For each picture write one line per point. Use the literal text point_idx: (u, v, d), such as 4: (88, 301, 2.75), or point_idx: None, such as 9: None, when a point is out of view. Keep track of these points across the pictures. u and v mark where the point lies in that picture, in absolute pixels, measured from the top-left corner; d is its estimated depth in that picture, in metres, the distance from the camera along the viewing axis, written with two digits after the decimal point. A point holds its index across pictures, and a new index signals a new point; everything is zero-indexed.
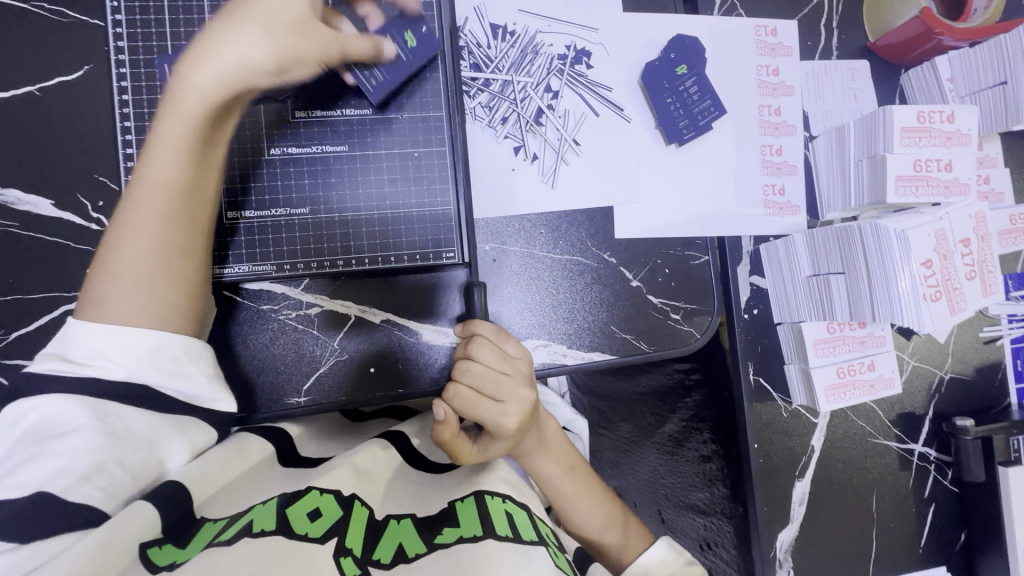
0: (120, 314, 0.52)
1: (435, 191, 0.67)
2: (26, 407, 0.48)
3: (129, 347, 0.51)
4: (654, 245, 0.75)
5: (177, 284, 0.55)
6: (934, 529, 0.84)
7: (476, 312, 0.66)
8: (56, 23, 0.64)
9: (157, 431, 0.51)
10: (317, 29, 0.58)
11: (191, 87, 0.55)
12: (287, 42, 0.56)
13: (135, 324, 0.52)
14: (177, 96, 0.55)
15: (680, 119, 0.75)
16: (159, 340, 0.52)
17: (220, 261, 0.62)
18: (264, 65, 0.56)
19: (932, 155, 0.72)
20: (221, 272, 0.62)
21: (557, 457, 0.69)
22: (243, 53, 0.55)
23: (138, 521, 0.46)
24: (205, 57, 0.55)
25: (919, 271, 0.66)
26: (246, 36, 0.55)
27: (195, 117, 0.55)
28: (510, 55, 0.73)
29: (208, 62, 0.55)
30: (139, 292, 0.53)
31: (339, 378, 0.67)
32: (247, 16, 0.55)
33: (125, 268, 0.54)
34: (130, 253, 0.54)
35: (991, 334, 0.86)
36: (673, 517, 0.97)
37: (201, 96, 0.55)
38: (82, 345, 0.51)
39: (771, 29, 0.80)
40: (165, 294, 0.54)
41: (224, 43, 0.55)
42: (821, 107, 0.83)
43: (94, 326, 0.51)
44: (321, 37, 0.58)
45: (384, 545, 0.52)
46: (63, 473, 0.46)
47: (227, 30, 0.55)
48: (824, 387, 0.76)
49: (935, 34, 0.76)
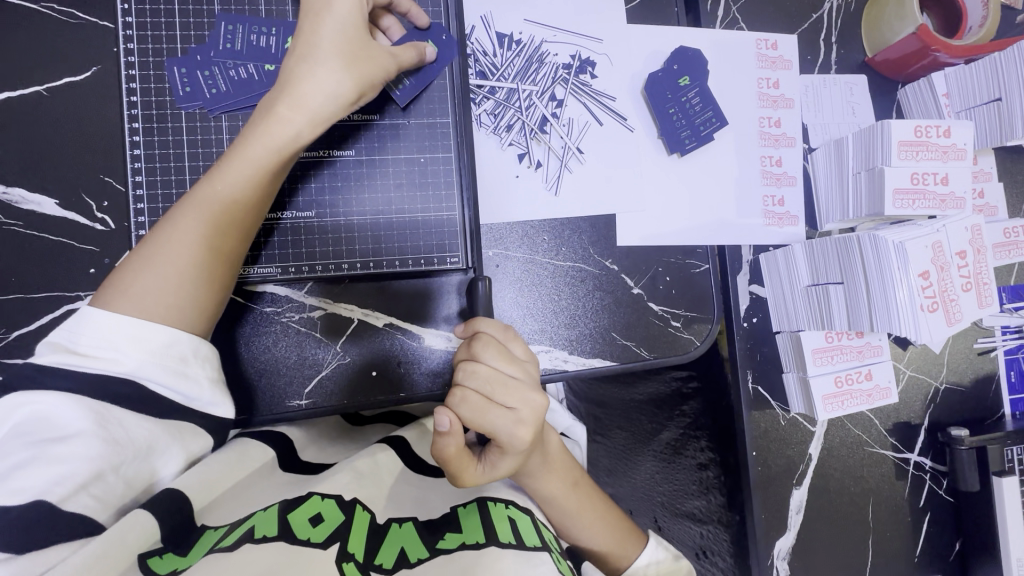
0: (147, 305, 0.52)
1: (441, 197, 0.68)
2: (21, 404, 0.47)
3: (141, 342, 0.51)
4: (655, 253, 0.76)
5: (210, 291, 0.55)
6: (928, 538, 0.85)
7: (478, 305, 0.64)
8: (66, 23, 0.64)
9: (157, 438, 0.51)
10: (380, 55, 0.58)
11: (279, 118, 0.56)
12: (364, 78, 0.57)
13: (156, 319, 0.52)
14: (265, 121, 0.56)
15: (682, 130, 0.77)
16: (174, 336, 0.52)
17: (250, 260, 0.63)
18: (346, 101, 0.57)
19: (929, 168, 0.73)
20: (252, 271, 0.63)
21: (562, 475, 0.67)
22: (330, 92, 0.56)
23: (135, 529, 0.46)
24: (299, 88, 0.56)
25: (916, 282, 0.68)
26: (331, 72, 0.55)
27: (263, 164, 0.56)
28: (516, 63, 0.74)
29: (300, 99, 0.55)
30: (165, 295, 0.53)
31: (340, 381, 0.67)
32: (331, 51, 0.56)
33: (166, 258, 0.54)
34: (173, 246, 0.54)
35: (986, 346, 0.87)
36: (669, 525, 0.96)
37: (275, 150, 0.56)
38: (91, 333, 0.51)
39: (772, 43, 0.81)
40: (196, 296, 0.54)
41: (310, 79, 0.55)
42: (820, 119, 0.84)
43: (111, 319, 0.51)
44: (383, 65, 0.58)
45: (386, 549, 0.52)
46: (63, 481, 0.46)
47: (312, 62, 0.56)
48: (822, 396, 0.76)
49: (932, 51, 0.78)
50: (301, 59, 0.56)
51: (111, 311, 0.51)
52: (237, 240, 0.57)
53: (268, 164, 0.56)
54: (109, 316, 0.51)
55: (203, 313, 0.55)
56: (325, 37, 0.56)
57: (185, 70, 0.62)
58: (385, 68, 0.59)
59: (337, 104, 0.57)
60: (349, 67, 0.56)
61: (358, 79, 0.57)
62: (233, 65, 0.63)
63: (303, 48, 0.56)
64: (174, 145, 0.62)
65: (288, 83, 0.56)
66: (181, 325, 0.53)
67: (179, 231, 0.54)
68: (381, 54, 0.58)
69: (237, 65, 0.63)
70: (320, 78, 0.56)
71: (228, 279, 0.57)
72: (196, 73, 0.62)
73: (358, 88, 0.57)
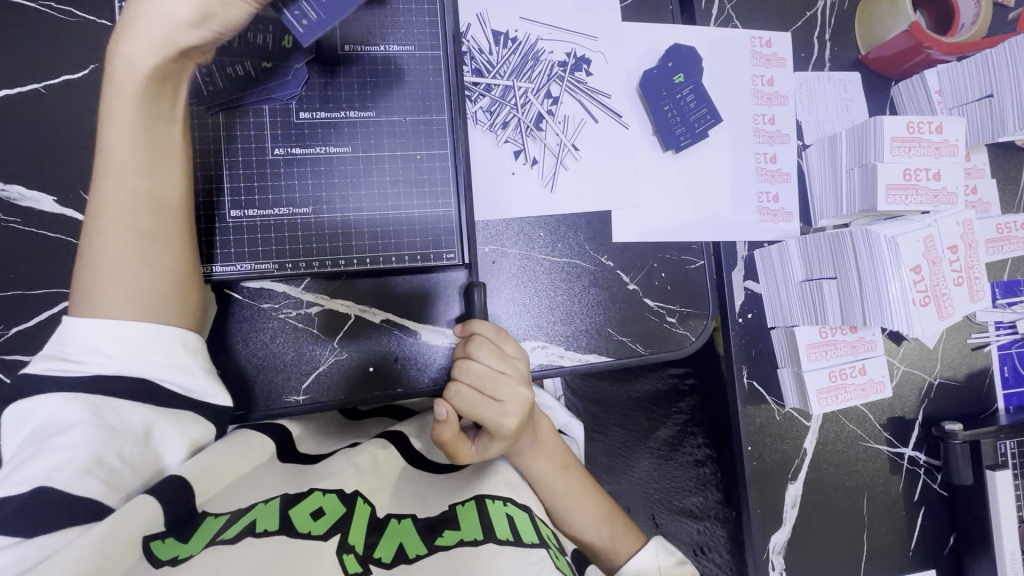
0: (115, 306, 0.53)
1: (437, 194, 0.68)
2: (26, 411, 0.48)
3: (122, 341, 0.52)
4: (651, 248, 0.76)
5: (174, 279, 0.56)
6: (924, 532, 0.86)
7: (476, 312, 0.67)
8: (64, 22, 0.65)
9: (154, 424, 0.52)
10: (302, 4, 0.57)
11: (166, 81, 0.55)
12: (220, 2, 0.53)
13: (130, 317, 0.53)
14: (155, 87, 0.55)
15: (677, 126, 0.77)
16: (152, 332, 0.53)
17: (209, 259, 0.63)
18: (219, 40, 0.55)
19: (921, 164, 0.73)
20: (214, 268, 0.63)
21: (551, 457, 0.69)
22: (195, 34, 0.53)
23: (138, 513, 0.46)
24: (144, 35, 0.53)
25: (907, 277, 0.69)
26: (236, 20, 0.54)
27: (149, 128, 0.55)
28: (512, 60, 0.74)
29: (197, 52, 0.55)
30: (125, 291, 0.53)
31: (337, 377, 0.68)
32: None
33: (124, 256, 0.54)
34: (128, 242, 0.54)
35: (980, 341, 0.88)
36: (666, 522, 0.98)
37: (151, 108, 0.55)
38: (77, 340, 0.51)
39: (766, 41, 0.82)
40: (159, 286, 0.55)
41: (213, 31, 0.55)
42: (814, 116, 0.85)
43: (84, 327, 0.52)
44: (306, 15, 0.57)
45: (386, 542, 0.52)
46: (64, 466, 0.46)
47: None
48: (817, 390, 0.77)
49: (924, 48, 0.78)
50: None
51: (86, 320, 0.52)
52: (188, 222, 0.57)
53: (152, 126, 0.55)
54: (81, 325, 0.52)
55: (175, 303, 0.56)
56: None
57: None
58: (309, 20, 0.57)
59: (240, 50, 0.56)
60: (257, 12, 0.55)
61: (271, 21, 0.56)
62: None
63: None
64: None
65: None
66: (156, 319, 0.54)
67: (128, 225, 0.55)
68: (301, 3, 0.57)
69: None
70: (224, 29, 0.55)
71: (190, 264, 0.57)
72: None
73: (212, 12, 0.53)
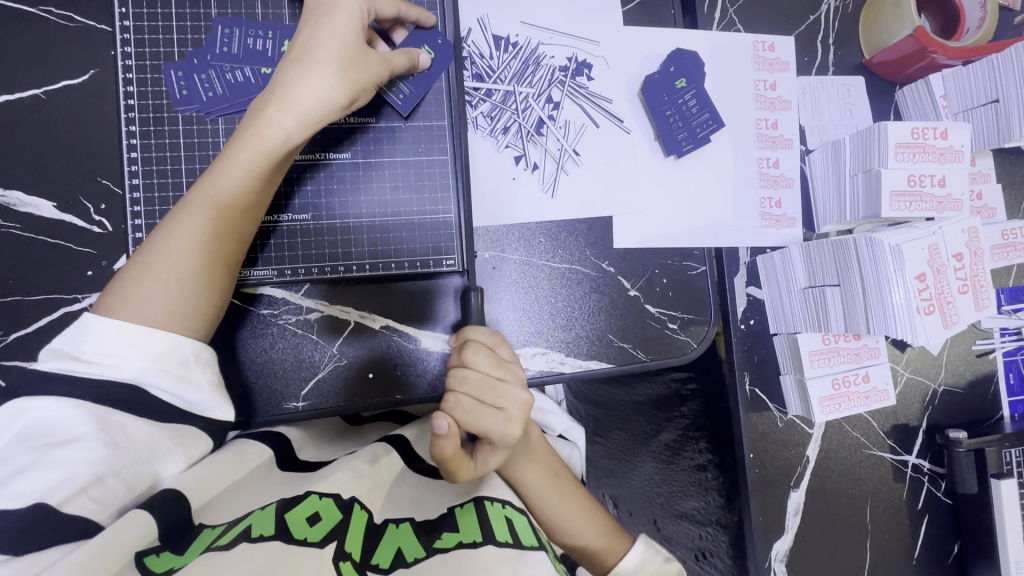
0: (144, 310, 0.52)
1: (437, 200, 0.68)
2: (22, 410, 0.47)
3: (141, 347, 0.51)
4: (652, 255, 0.76)
5: (208, 296, 0.56)
6: (927, 541, 0.85)
7: (471, 316, 0.67)
8: (64, 28, 0.65)
9: (158, 443, 0.51)
10: (374, 60, 0.59)
11: (268, 121, 0.56)
12: (356, 78, 0.57)
13: (155, 325, 0.52)
14: (256, 123, 0.56)
15: (679, 132, 0.77)
16: (172, 342, 0.53)
17: (247, 264, 0.63)
18: (340, 104, 0.57)
19: (926, 170, 0.73)
20: (250, 274, 0.64)
21: (542, 465, 0.69)
22: (321, 96, 0.56)
23: (133, 529, 0.46)
24: (286, 93, 0.56)
25: (912, 285, 0.68)
26: (322, 77, 0.56)
27: (254, 168, 0.56)
28: (513, 65, 0.74)
29: (288, 101, 0.56)
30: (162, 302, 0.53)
31: (337, 383, 0.67)
32: (325, 55, 0.56)
33: (167, 263, 0.54)
34: (174, 249, 0.54)
35: (984, 348, 0.87)
36: (668, 526, 0.97)
37: (263, 153, 0.56)
38: (93, 339, 0.51)
39: (769, 45, 0.81)
40: (194, 302, 0.55)
41: (301, 82, 0.56)
42: (817, 121, 0.84)
43: (107, 324, 0.51)
44: (376, 71, 0.59)
45: (383, 548, 0.52)
46: (64, 485, 0.46)
47: (304, 67, 0.56)
48: (819, 398, 0.76)
49: (929, 52, 0.78)
50: (290, 64, 0.57)
51: (111, 317, 0.52)
52: (233, 242, 0.57)
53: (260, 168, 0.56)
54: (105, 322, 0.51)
55: (203, 319, 0.55)
56: (323, 42, 0.56)
57: (182, 73, 0.62)
58: (379, 74, 0.59)
59: (328, 109, 0.57)
60: (341, 72, 0.57)
61: (354, 82, 0.57)
62: (229, 68, 0.63)
63: (295, 54, 0.57)
64: (171, 149, 0.62)
65: (277, 88, 0.56)
66: (182, 332, 0.54)
67: (178, 234, 0.54)
68: (377, 61, 0.59)
69: (232, 69, 0.63)
70: (315, 80, 0.56)
71: (226, 284, 0.57)
72: (192, 77, 0.62)
73: (351, 91, 0.57)
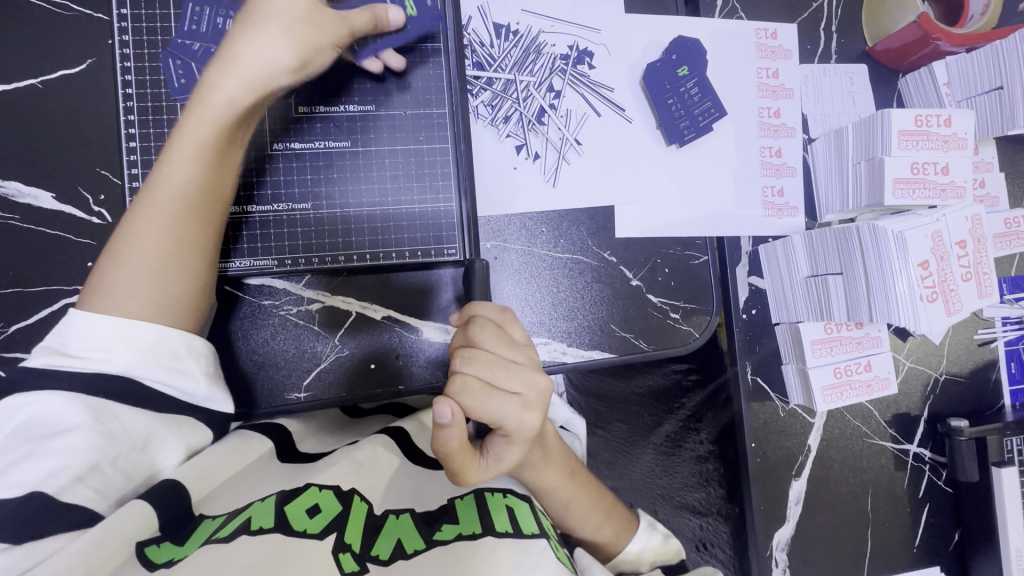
0: (127, 303, 0.52)
1: (438, 189, 0.67)
2: (22, 404, 0.47)
3: (130, 340, 0.51)
4: (655, 244, 0.76)
5: (188, 277, 0.55)
6: (928, 529, 0.85)
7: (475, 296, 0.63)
8: (61, 17, 0.64)
9: (154, 431, 0.51)
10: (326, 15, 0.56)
11: (214, 92, 0.54)
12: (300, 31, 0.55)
13: (138, 315, 0.52)
14: (204, 97, 0.54)
15: (681, 120, 0.76)
16: (162, 334, 0.52)
17: (232, 254, 0.63)
18: (290, 65, 0.55)
19: (929, 158, 0.72)
20: (229, 265, 0.63)
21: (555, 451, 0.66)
22: (269, 55, 0.54)
23: (133, 520, 0.46)
24: (226, 58, 0.54)
25: (915, 272, 0.68)
26: (265, 36, 0.54)
27: (210, 142, 0.55)
28: (514, 54, 0.73)
29: (228, 64, 0.54)
30: (145, 290, 0.52)
31: (339, 374, 0.67)
32: (264, 16, 0.54)
33: (148, 236, 0.53)
34: (144, 230, 0.53)
35: (986, 337, 0.87)
36: (668, 517, 0.97)
37: (219, 124, 0.55)
38: (80, 337, 0.50)
39: (771, 32, 0.81)
40: (168, 287, 0.53)
41: (244, 45, 0.54)
42: (820, 110, 0.84)
43: (89, 321, 0.51)
44: (333, 27, 0.57)
45: (383, 539, 0.52)
46: (59, 473, 0.46)
47: (248, 33, 0.54)
48: (821, 387, 0.76)
49: (932, 39, 0.77)
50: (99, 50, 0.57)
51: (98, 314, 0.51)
52: (202, 224, 0.55)
53: (216, 141, 0.55)
54: (86, 319, 0.50)
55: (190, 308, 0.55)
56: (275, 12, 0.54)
57: (180, 61, 0.62)
58: (339, 32, 0.57)
59: (279, 68, 0.55)
60: (290, 32, 0.54)
61: (304, 47, 0.55)
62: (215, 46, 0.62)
63: None
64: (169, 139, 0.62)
65: (220, 57, 0.54)
66: (166, 319, 0.53)
67: (149, 217, 0.53)
68: (331, 16, 0.56)
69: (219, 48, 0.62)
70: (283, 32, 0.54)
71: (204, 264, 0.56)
72: (190, 65, 0.62)
73: (302, 47, 0.55)
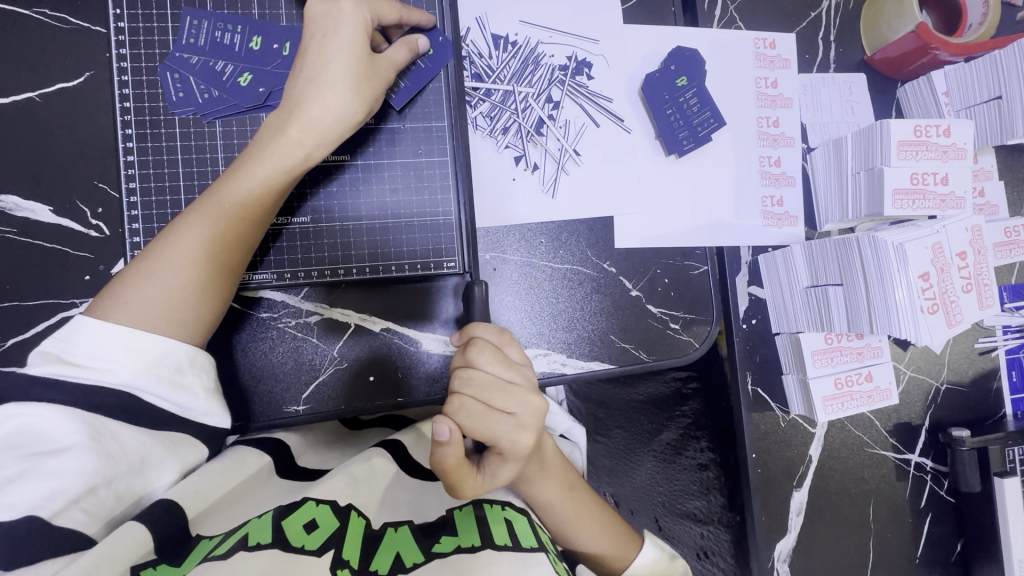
0: (142, 316, 0.52)
1: (437, 202, 0.67)
2: (11, 415, 0.47)
3: (136, 351, 0.51)
4: (654, 254, 0.76)
5: (210, 305, 0.55)
6: (930, 539, 0.85)
7: (475, 309, 0.63)
8: (58, 30, 0.64)
9: (150, 451, 0.51)
10: (382, 70, 0.59)
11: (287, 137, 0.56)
12: (366, 93, 0.58)
13: (148, 331, 0.52)
14: (275, 140, 0.56)
15: (680, 131, 0.76)
16: (169, 348, 0.52)
17: (252, 267, 0.63)
18: (353, 120, 0.58)
19: (929, 168, 0.72)
20: (253, 277, 0.63)
21: (555, 471, 0.66)
22: (334, 110, 0.57)
23: (129, 541, 0.45)
24: (303, 109, 0.56)
25: (916, 284, 0.67)
26: (340, 96, 0.56)
27: (267, 184, 0.56)
28: (512, 65, 0.73)
29: (306, 118, 0.56)
30: (161, 309, 0.52)
31: (339, 386, 0.67)
32: (336, 73, 0.56)
33: (181, 254, 0.54)
34: (179, 249, 0.54)
35: (987, 345, 0.87)
36: (669, 525, 0.96)
37: (279, 170, 0.56)
38: (86, 344, 0.50)
39: (769, 42, 0.81)
40: (189, 312, 0.54)
41: (319, 99, 0.56)
42: (818, 118, 0.84)
43: (100, 326, 0.51)
44: (385, 77, 0.59)
45: (382, 552, 0.52)
46: (57, 495, 0.46)
47: (319, 86, 0.56)
48: (821, 398, 0.76)
49: (931, 49, 0.77)
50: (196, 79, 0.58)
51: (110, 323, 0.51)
52: (237, 256, 0.56)
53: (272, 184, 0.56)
54: (96, 324, 0.50)
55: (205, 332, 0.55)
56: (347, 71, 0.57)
57: (178, 74, 0.61)
58: (388, 79, 0.60)
59: (343, 126, 0.58)
60: (355, 87, 0.57)
61: (364, 99, 0.58)
62: (213, 58, 0.62)
63: None
64: (168, 152, 0.61)
65: (297, 106, 0.56)
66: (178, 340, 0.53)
67: (185, 238, 0.54)
68: (385, 67, 0.59)
69: (217, 60, 0.62)
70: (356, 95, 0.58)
71: (226, 295, 0.56)
72: (188, 78, 0.61)
73: (365, 106, 0.58)
